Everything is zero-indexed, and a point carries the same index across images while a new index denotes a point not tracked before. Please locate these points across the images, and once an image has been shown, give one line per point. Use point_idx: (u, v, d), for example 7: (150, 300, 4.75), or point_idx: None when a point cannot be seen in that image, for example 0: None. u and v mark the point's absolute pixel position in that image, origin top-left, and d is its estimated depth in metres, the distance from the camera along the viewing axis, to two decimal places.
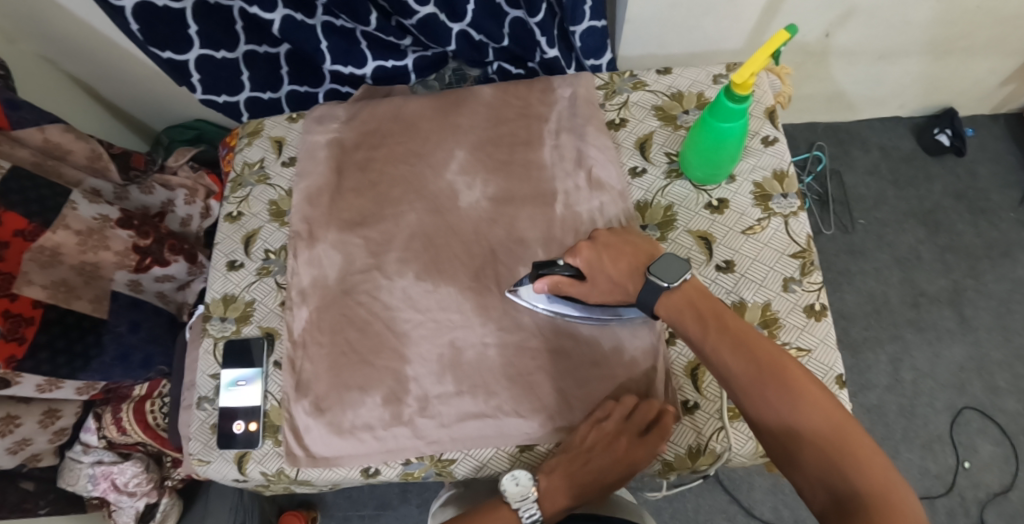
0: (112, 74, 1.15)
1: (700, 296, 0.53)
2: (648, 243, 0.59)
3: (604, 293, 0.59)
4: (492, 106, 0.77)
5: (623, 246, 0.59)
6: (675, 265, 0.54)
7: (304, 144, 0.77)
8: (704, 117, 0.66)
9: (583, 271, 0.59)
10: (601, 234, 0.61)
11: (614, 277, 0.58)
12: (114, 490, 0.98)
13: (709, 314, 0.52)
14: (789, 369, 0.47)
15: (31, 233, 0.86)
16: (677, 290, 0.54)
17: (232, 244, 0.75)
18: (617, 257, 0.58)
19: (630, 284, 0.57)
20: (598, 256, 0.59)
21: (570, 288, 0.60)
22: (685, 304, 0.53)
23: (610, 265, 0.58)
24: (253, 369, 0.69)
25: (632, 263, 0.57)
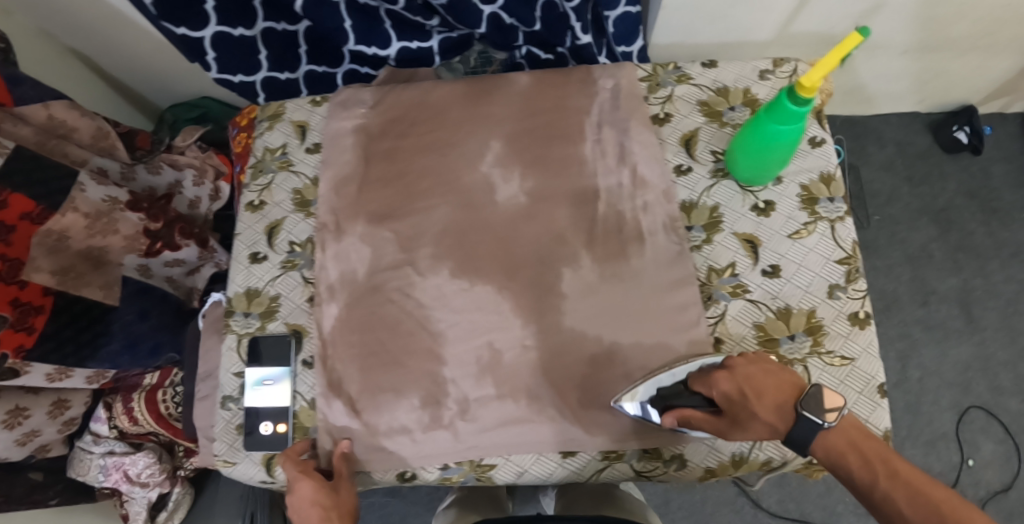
0: (116, 49, 1.09)
1: (863, 437, 0.46)
2: (791, 373, 0.50)
3: (745, 435, 0.50)
4: (527, 95, 0.73)
5: (770, 375, 0.49)
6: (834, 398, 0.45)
7: (328, 131, 0.72)
8: (761, 116, 0.63)
9: (719, 404, 0.51)
10: (736, 362, 0.51)
11: (760, 416, 0.48)
12: (127, 481, 0.95)
13: (876, 459, 0.44)
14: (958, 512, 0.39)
15: (39, 217, 0.82)
16: (835, 430, 0.46)
17: (254, 235, 0.71)
18: (765, 391, 0.48)
19: (779, 425, 0.47)
20: (739, 385, 0.49)
21: (704, 424, 0.52)
22: (845, 445, 0.46)
23: (752, 401, 0.48)
24: (281, 369, 0.66)
25: (782, 399, 0.47)
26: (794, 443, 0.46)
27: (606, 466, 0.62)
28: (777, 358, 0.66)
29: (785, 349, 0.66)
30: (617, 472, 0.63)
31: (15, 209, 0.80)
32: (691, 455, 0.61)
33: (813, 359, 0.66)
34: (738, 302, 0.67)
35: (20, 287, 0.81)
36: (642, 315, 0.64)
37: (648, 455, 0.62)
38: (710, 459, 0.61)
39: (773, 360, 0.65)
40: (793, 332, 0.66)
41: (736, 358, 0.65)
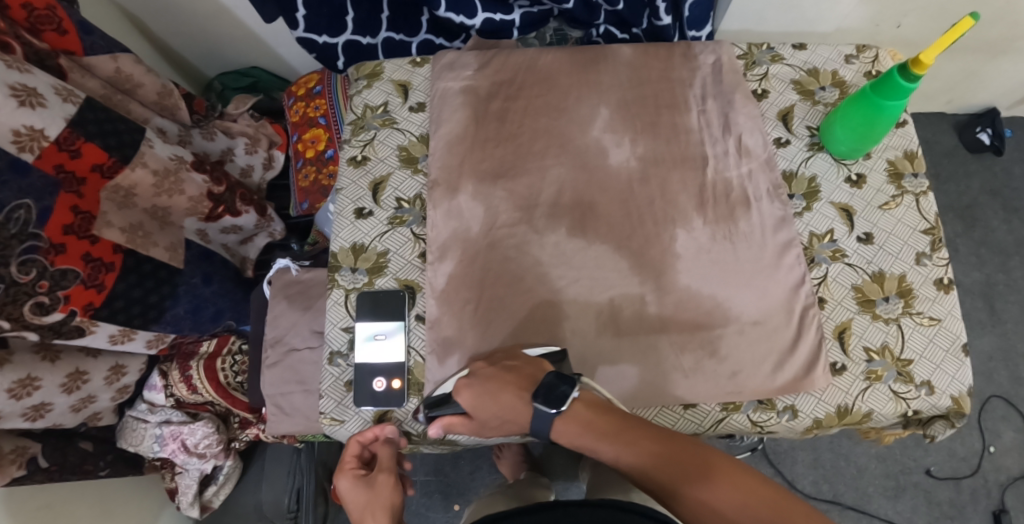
0: (172, 10, 1.06)
1: (594, 415, 0.50)
2: (531, 365, 0.55)
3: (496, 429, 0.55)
4: (633, 66, 0.74)
5: (504, 375, 0.55)
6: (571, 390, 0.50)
7: (435, 91, 0.73)
8: (868, 92, 0.66)
9: (469, 410, 0.55)
10: (481, 369, 0.56)
11: (500, 415, 0.54)
12: (184, 452, 0.92)
13: (615, 432, 0.48)
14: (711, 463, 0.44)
15: (109, 170, 0.79)
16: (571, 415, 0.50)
17: (358, 191, 0.71)
18: (498, 393, 0.53)
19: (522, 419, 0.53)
20: (483, 392, 0.54)
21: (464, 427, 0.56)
22: (587, 426, 0.50)
23: (491, 403, 0.54)
24: (396, 323, 0.65)
25: (514, 397, 0.53)
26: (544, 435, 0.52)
27: (725, 417, 0.63)
28: (874, 317, 0.68)
29: (882, 310, 0.68)
30: (736, 424, 0.64)
31: (87, 161, 0.76)
32: (803, 406, 0.64)
33: (906, 319, 0.68)
34: (837, 265, 0.69)
35: (91, 242, 0.77)
36: (754, 276, 0.65)
37: (763, 405, 0.64)
38: (819, 410, 0.64)
39: (870, 318, 0.68)
40: (887, 295, 0.69)
41: (837, 317, 0.68)
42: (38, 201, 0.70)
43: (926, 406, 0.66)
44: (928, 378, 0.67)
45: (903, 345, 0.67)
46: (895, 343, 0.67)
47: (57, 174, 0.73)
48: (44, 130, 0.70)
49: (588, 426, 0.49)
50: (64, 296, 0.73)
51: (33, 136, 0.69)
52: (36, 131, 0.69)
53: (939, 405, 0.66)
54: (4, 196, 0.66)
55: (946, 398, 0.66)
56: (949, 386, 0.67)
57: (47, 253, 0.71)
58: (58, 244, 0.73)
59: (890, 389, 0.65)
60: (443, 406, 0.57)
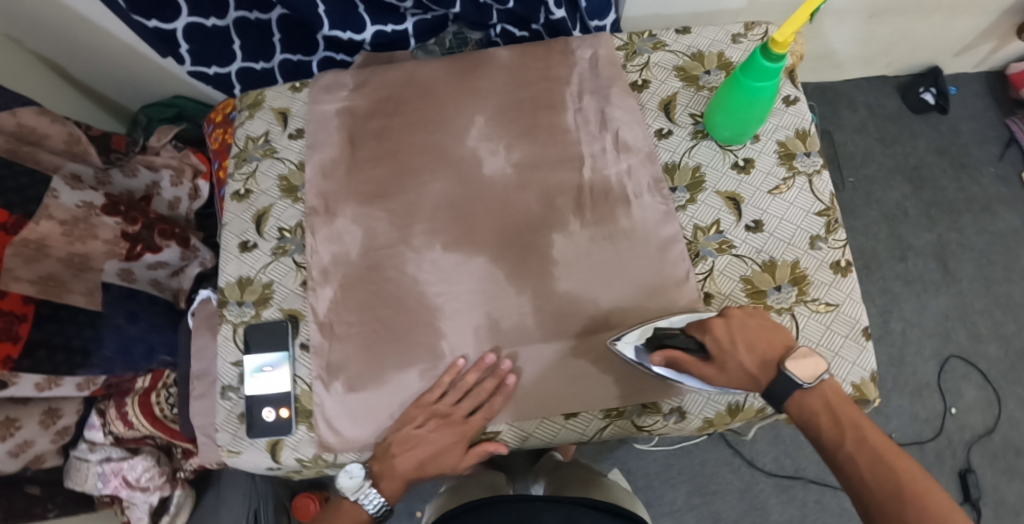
0: (85, 53, 1.07)
1: (838, 398, 0.46)
2: (788, 332, 0.51)
3: (734, 381, 0.51)
4: (511, 69, 0.73)
5: (767, 331, 0.51)
6: (812, 365, 0.46)
7: (313, 115, 0.72)
8: (738, 75, 0.64)
9: (710, 350, 0.52)
10: (735, 311, 0.53)
11: (746, 366, 0.49)
12: (127, 487, 0.94)
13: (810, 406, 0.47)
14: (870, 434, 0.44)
15: (13, 226, 0.80)
16: (816, 391, 0.47)
17: (243, 224, 0.72)
18: (762, 339, 0.50)
19: (759, 374, 0.49)
20: (733, 334, 0.51)
21: (692, 367, 0.53)
22: (823, 408, 0.46)
23: (746, 346, 0.50)
24: (279, 353, 0.66)
25: (765, 355, 0.49)
26: (772, 396, 0.48)
27: (607, 424, 0.63)
28: (766, 309, 0.67)
29: (774, 300, 0.67)
30: (620, 429, 0.64)
31: None
32: (690, 407, 0.62)
33: (799, 307, 0.68)
34: (724, 257, 0.68)
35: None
36: (636, 274, 0.64)
37: (648, 409, 0.63)
38: (707, 410, 0.62)
39: (763, 310, 0.67)
40: (779, 284, 0.68)
41: (725, 313, 0.66)
42: None
43: None
44: (826, 367, 0.66)
45: (797, 335, 0.67)
46: (789, 334, 0.66)
47: None
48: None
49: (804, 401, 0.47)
50: None
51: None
52: None
53: None
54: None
55: (846, 386, 0.66)
56: (850, 373, 0.66)
57: None
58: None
59: None
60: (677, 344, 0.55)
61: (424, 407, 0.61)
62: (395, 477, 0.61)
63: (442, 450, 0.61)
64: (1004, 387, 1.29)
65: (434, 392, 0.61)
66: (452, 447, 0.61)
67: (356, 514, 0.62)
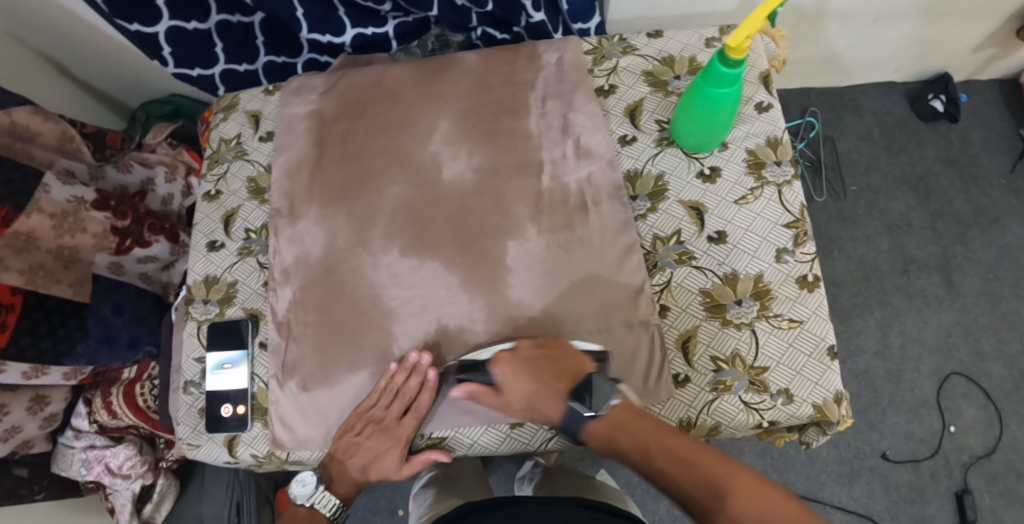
0: (84, 51, 1.11)
1: (641, 427, 0.55)
2: (573, 356, 0.60)
3: (514, 410, 0.61)
4: (476, 73, 0.74)
5: (542, 364, 0.59)
6: (602, 394, 0.57)
7: (282, 118, 0.74)
8: (699, 82, 0.63)
9: (500, 383, 0.60)
10: (522, 345, 0.60)
11: (527, 398, 0.60)
12: (109, 474, 0.99)
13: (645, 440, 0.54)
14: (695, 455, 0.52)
15: (3, 219, 0.82)
16: (603, 417, 0.57)
17: (211, 224, 0.73)
18: (539, 374, 0.59)
19: (549, 405, 0.59)
20: (517, 373, 0.59)
21: (488, 398, 0.61)
22: (613, 431, 0.56)
23: (528, 378, 0.59)
24: (239, 351, 0.67)
25: (548, 388, 0.59)
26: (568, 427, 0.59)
27: (552, 436, 0.64)
28: (724, 323, 0.66)
29: (733, 314, 0.66)
30: (564, 441, 0.64)
31: None
32: None
33: (761, 322, 0.66)
34: (683, 269, 0.68)
35: None
36: (588, 282, 0.64)
37: None
38: None
39: (720, 324, 0.66)
40: (740, 297, 0.67)
41: (680, 325, 0.66)
42: None
43: (782, 416, 0.64)
44: (785, 386, 0.64)
45: (756, 352, 0.65)
46: (748, 350, 0.65)
47: None
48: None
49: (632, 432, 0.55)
50: None
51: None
52: None
53: (799, 414, 0.64)
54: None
55: (808, 407, 0.64)
56: (811, 393, 0.64)
57: None
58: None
59: (739, 399, 0.63)
60: (472, 375, 0.61)
61: (360, 413, 0.63)
62: (346, 479, 0.66)
63: (377, 456, 0.63)
64: (1007, 407, 1.24)
65: (368, 399, 0.62)
66: (388, 452, 0.63)
67: (313, 516, 0.66)
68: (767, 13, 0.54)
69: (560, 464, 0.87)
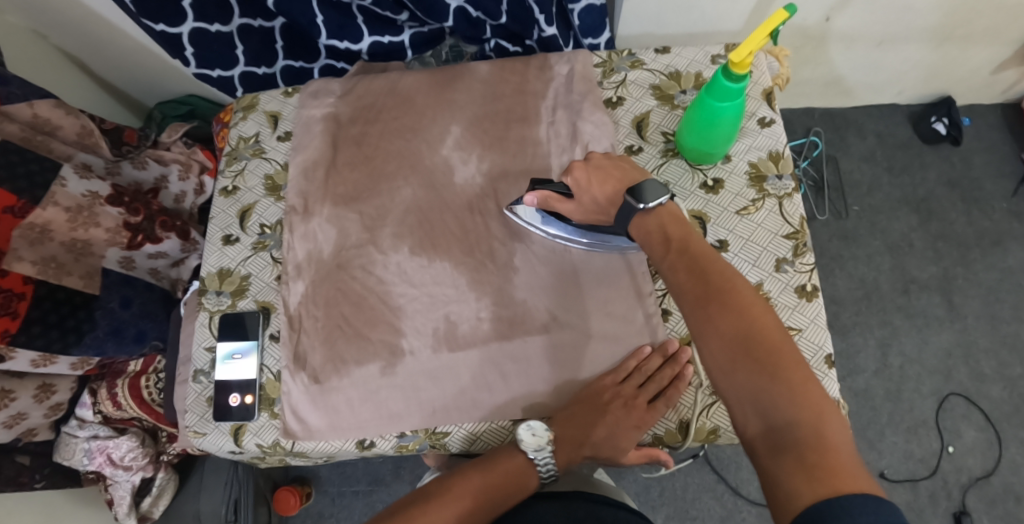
0: (104, 48, 1.14)
1: (680, 230, 0.53)
2: (636, 169, 0.60)
3: (585, 214, 0.61)
4: (488, 83, 0.76)
5: (613, 169, 0.59)
6: (654, 188, 0.55)
7: (300, 119, 0.77)
8: (701, 95, 0.65)
9: (571, 189, 0.61)
10: (596, 157, 0.61)
11: (598, 199, 0.59)
12: (111, 464, 1.00)
13: (675, 241, 0.52)
14: (733, 291, 0.46)
15: (21, 210, 0.87)
16: (656, 219, 0.54)
17: (227, 219, 0.75)
18: (605, 177, 0.59)
19: (609, 204, 0.59)
20: (591, 174, 0.60)
21: (559, 204, 0.62)
22: (654, 230, 0.54)
23: (597, 185, 0.59)
24: (249, 342, 0.69)
25: (617, 188, 0.58)
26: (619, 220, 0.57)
27: None
28: None
29: None
30: None
31: None
32: None
33: None
34: None
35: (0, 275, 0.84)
36: (594, 286, 0.65)
37: None
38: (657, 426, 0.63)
39: None
40: None
41: (681, 329, 0.65)
42: None
43: None
44: None
45: None
46: None
47: None
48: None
49: (660, 230, 0.53)
50: None
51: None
52: None
53: None
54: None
55: None
56: None
57: None
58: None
59: None
60: (545, 186, 0.64)
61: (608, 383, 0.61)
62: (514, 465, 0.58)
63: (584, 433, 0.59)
64: (1006, 429, 1.24)
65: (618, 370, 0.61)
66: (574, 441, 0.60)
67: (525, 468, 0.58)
68: (768, 30, 0.59)
69: None
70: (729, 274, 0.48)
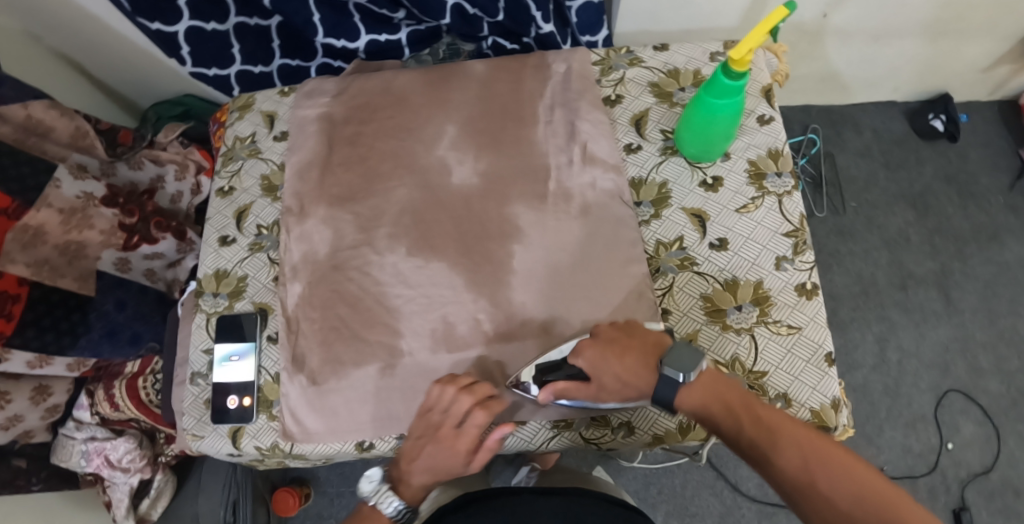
0: (97, 48, 1.13)
1: (732, 394, 0.51)
2: (650, 334, 0.57)
3: (613, 397, 0.56)
4: (484, 83, 0.75)
5: (627, 338, 0.56)
6: (686, 355, 0.52)
7: (294, 119, 0.75)
8: (701, 93, 0.65)
9: (588, 371, 0.56)
10: (603, 330, 0.58)
11: (622, 377, 0.55)
12: (108, 466, 1.00)
13: (736, 406, 0.50)
14: (825, 453, 0.45)
15: (14, 212, 0.85)
16: (704, 389, 0.51)
17: (223, 220, 0.74)
18: (623, 352, 0.55)
19: (641, 378, 0.55)
20: (609, 354, 0.55)
21: (577, 392, 0.57)
22: (708, 400, 0.51)
23: (616, 363, 0.55)
24: (246, 344, 0.68)
25: (642, 355, 0.55)
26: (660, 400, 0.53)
27: (555, 435, 0.64)
28: (724, 328, 0.68)
29: (732, 319, 0.68)
30: (566, 441, 0.64)
31: None
32: (639, 422, 0.63)
33: (760, 328, 0.68)
34: (685, 274, 0.69)
35: None
36: (591, 286, 0.66)
37: (597, 422, 0.64)
38: (657, 426, 0.63)
39: (720, 329, 0.68)
40: (740, 303, 0.69)
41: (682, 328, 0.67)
42: None
43: None
44: (784, 391, 0.66)
45: (756, 357, 0.67)
46: (747, 355, 0.67)
47: None
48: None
49: (715, 396, 0.51)
50: None
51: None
52: None
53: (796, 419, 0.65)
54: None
55: (805, 411, 0.65)
56: (809, 398, 0.66)
57: None
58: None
59: None
60: (556, 374, 0.57)
61: (422, 416, 0.57)
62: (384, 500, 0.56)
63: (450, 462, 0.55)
64: (1005, 424, 1.24)
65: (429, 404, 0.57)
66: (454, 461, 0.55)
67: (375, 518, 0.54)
68: (767, 28, 0.59)
69: (554, 465, 0.86)
70: (807, 433, 0.47)
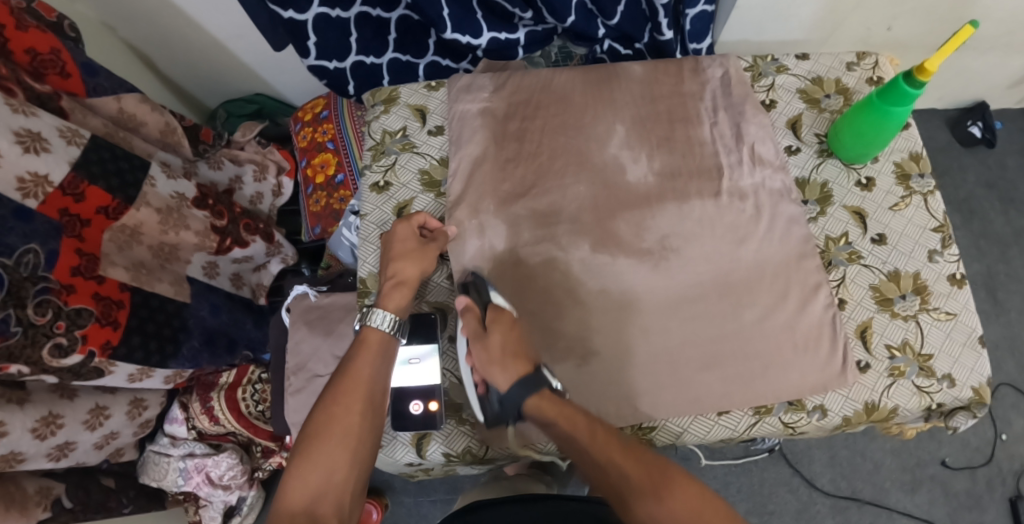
0: (172, 44, 1.07)
1: (567, 412, 0.54)
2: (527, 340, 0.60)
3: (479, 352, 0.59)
4: (645, 83, 0.76)
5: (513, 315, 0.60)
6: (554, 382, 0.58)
7: (454, 114, 0.74)
8: (872, 98, 0.68)
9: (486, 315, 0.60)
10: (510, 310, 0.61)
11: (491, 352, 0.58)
12: (209, 484, 0.95)
13: (571, 418, 0.54)
14: (667, 470, 0.50)
15: (114, 211, 0.79)
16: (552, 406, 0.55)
17: (383, 216, 0.72)
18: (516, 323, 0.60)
19: (506, 351, 0.58)
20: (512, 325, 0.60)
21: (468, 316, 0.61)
22: (558, 410, 0.54)
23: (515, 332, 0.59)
24: (429, 346, 0.65)
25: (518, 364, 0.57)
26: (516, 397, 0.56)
27: (758, 421, 0.66)
28: (893, 315, 0.70)
29: (900, 307, 0.71)
30: (768, 426, 0.66)
31: (91, 204, 0.76)
32: (831, 405, 0.66)
33: (923, 315, 0.70)
34: (854, 267, 0.72)
35: (99, 282, 0.76)
36: (774, 278, 0.68)
37: (793, 406, 0.66)
38: (846, 408, 0.67)
39: (890, 316, 0.70)
40: (903, 293, 0.71)
41: (858, 316, 0.70)
42: (44, 246, 0.70)
43: (949, 398, 0.68)
44: (948, 372, 0.69)
45: (923, 341, 0.69)
46: (915, 338, 0.69)
47: (61, 218, 0.72)
48: (47, 175, 0.70)
49: (560, 414, 0.54)
50: (82, 336, 0.73)
51: (37, 182, 0.69)
52: (40, 177, 0.70)
53: (961, 397, 0.68)
54: (12, 242, 0.66)
55: (967, 389, 0.68)
56: (969, 378, 0.69)
57: (60, 293, 0.71)
58: (67, 285, 0.72)
59: (913, 383, 0.67)
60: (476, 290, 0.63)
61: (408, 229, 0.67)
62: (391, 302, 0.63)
63: (402, 250, 0.65)
64: None
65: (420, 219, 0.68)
66: (409, 254, 0.65)
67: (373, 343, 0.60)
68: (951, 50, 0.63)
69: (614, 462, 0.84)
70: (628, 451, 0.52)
